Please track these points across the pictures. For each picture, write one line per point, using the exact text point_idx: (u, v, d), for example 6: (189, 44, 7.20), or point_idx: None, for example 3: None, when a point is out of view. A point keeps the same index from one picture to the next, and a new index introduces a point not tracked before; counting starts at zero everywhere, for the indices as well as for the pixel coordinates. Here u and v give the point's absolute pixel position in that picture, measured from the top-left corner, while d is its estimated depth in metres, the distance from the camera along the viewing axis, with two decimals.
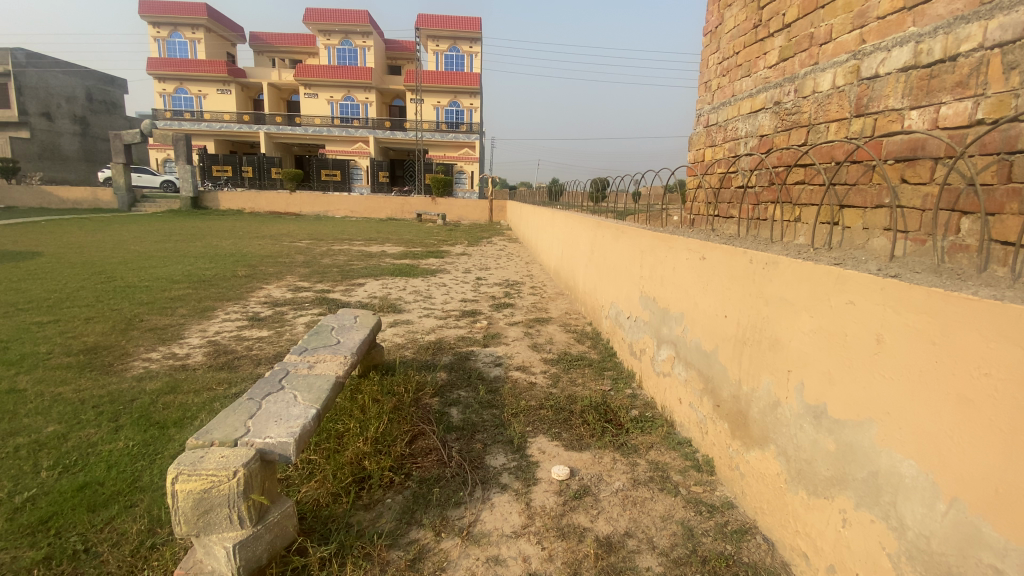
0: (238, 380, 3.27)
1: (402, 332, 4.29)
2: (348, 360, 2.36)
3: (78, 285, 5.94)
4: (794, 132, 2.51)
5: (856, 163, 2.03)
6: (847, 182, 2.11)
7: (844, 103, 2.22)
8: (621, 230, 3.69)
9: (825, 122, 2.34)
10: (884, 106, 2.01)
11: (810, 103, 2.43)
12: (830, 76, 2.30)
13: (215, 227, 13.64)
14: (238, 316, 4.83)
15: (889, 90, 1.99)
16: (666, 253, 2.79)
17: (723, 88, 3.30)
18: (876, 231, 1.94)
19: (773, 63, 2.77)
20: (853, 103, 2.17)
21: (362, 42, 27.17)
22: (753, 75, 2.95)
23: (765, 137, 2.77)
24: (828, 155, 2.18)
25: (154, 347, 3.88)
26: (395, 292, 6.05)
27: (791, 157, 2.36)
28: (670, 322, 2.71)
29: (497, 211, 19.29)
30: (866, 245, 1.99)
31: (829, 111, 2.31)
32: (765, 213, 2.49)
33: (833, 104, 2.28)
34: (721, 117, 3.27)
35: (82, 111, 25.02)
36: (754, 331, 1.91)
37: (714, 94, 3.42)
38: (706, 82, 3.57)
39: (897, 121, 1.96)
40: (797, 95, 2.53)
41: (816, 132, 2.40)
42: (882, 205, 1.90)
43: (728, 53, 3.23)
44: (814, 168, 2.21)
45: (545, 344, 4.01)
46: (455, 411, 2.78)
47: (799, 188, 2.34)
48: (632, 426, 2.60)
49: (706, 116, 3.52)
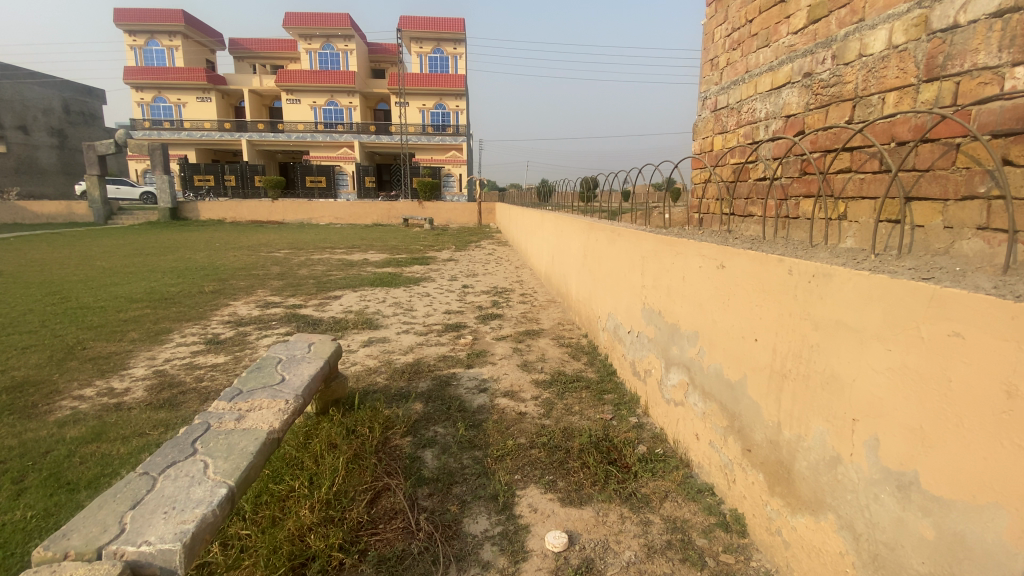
0: (177, 422, 2.78)
1: (376, 353, 3.83)
2: (290, 405, 1.91)
3: (26, 308, 5.41)
4: (835, 107, 2.11)
5: (934, 142, 1.64)
6: (915, 167, 1.73)
7: (907, 65, 1.82)
8: (617, 232, 3.27)
9: (878, 92, 1.95)
10: (972, 64, 1.61)
11: (856, 70, 2.03)
12: (884, 33, 1.90)
13: (191, 238, 13.07)
14: (194, 340, 4.33)
15: (978, 42, 1.59)
16: (672, 260, 2.36)
17: (734, 64, 2.89)
18: (965, 231, 1.55)
19: (800, 27, 2.35)
20: (922, 64, 1.77)
21: (345, 46, 26.70)
22: (774, 44, 2.54)
23: (794, 118, 2.36)
24: (887, 133, 1.78)
25: (91, 381, 3.37)
26: (373, 305, 5.57)
27: (830, 141, 1.94)
28: (680, 342, 2.29)
29: (485, 214, 18.86)
30: (947, 249, 1.59)
31: (884, 77, 1.91)
32: (796, 210, 2.07)
33: (890, 68, 1.88)
34: (734, 98, 2.86)
35: (58, 123, 24.27)
36: (798, 362, 1.49)
37: (724, 72, 3.00)
38: (711, 59, 3.16)
39: (993, 83, 1.55)
40: (836, 61, 2.12)
41: (866, 104, 2.00)
42: (975, 196, 1.52)
43: (740, 21, 2.81)
44: (865, 152, 1.80)
45: (536, 363, 3.57)
46: (430, 455, 2.34)
47: (841, 177, 1.93)
48: (641, 468, 2.17)
49: (714, 99, 3.10)
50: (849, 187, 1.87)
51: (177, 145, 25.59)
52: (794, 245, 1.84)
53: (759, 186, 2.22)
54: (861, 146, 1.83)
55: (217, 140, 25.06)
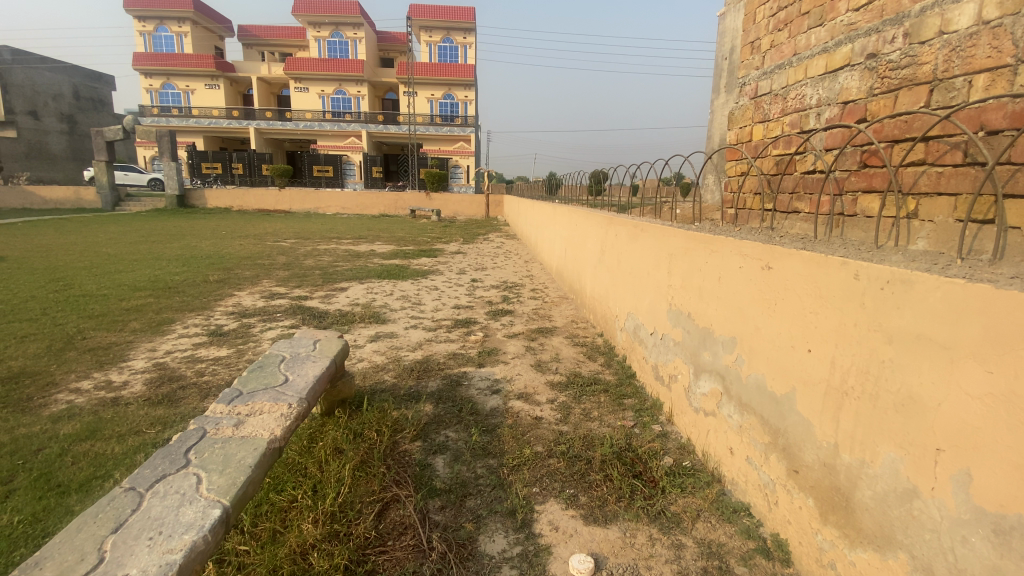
0: (175, 420, 2.64)
1: (383, 349, 3.69)
2: (294, 410, 1.77)
3: (29, 295, 5.31)
4: (904, 94, 1.79)
5: None
6: (1010, 160, 1.51)
7: (1000, 44, 1.48)
8: (640, 227, 3.10)
9: (962, 75, 1.61)
10: None
11: (933, 50, 1.69)
12: (971, 8, 1.56)
13: (199, 226, 13.00)
14: (197, 331, 4.20)
15: None
16: (706, 259, 2.19)
17: (780, 46, 2.54)
18: None
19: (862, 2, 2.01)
20: (1020, 43, 1.43)
21: (354, 34, 26.40)
22: (828, 24, 2.20)
23: (851, 105, 2.04)
24: (974, 122, 1.55)
25: (89, 373, 3.24)
26: (380, 298, 5.42)
27: (899, 130, 1.74)
28: (713, 348, 2.12)
29: (493, 206, 18.69)
30: None
31: (970, 58, 1.57)
32: (853, 207, 1.88)
33: (978, 48, 1.54)
34: (778, 84, 2.51)
35: (68, 109, 24.22)
36: (864, 378, 1.32)
37: (766, 55, 2.66)
38: (751, 43, 2.83)
39: None
40: (908, 41, 1.79)
41: (947, 89, 1.65)
42: None
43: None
44: (946, 143, 1.60)
45: (551, 363, 3.40)
46: (441, 462, 2.19)
47: (912, 171, 1.73)
48: (669, 483, 2.02)
49: (754, 84, 2.75)
50: (922, 181, 1.69)
51: (186, 133, 25.52)
52: (853, 246, 1.65)
53: (807, 179, 2.03)
54: (940, 136, 1.62)
55: (225, 127, 24.93)
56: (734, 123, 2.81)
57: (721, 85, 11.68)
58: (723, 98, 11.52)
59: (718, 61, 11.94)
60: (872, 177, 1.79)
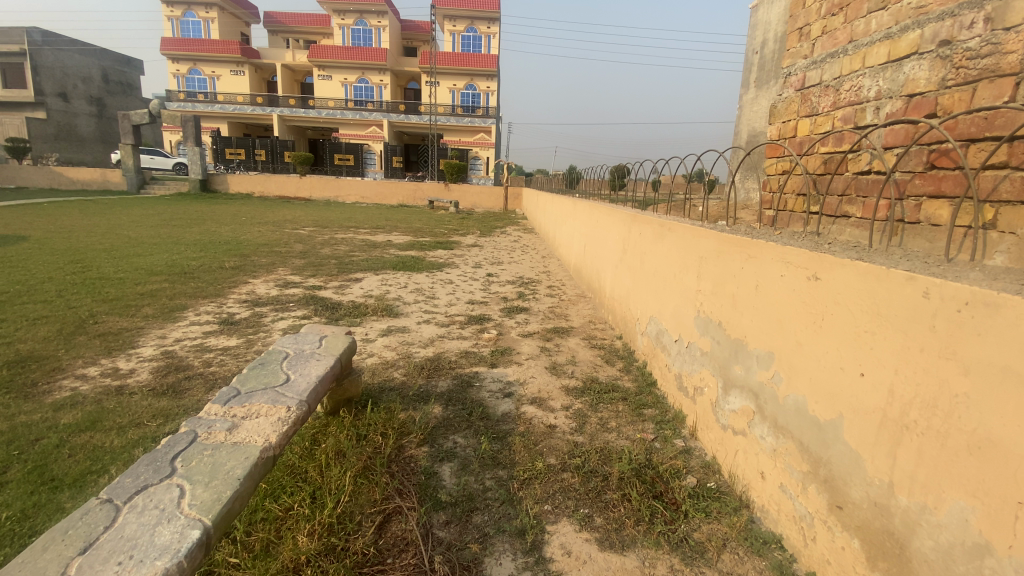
0: (177, 413, 2.56)
1: (394, 345, 3.58)
2: (293, 415, 1.66)
3: (47, 276, 5.34)
4: (983, 87, 1.56)
5: None
6: None
7: None
8: (666, 226, 2.93)
9: None
10: None
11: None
12: None
13: (219, 212, 13.11)
14: (208, 319, 4.14)
15: None
16: (742, 264, 2.02)
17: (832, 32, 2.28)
18: None
19: None
20: None
21: (377, 22, 26.31)
22: (891, 6, 1.94)
23: (917, 98, 1.80)
24: None
25: (97, 360, 3.20)
26: (394, 290, 5.32)
27: (977, 126, 1.55)
28: (745, 362, 1.96)
29: (512, 198, 18.52)
30: None
31: None
32: (918, 213, 1.69)
33: None
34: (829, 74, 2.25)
35: (98, 92, 24.65)
36: (930, 413, 1.16)
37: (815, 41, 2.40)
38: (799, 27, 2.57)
39: None
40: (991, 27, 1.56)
41: None
42: None
43: None
44: None
45: (566, 366, 3.25)
46: (448, 471, 2.06)
47: (992, 175, 1.54)
48: (692, 507, 1.86)
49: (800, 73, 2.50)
50: (1003, 188, 1.50)
51: (210, 118, 25.80)
52: (918, 258, 1.47)
53: (861, 180, 1.84)
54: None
55: (249, 113, 25.12)
56: (777, 116, 2.56)
57: (751, 80, 11.33)
58: (753, 93, 11.18)
59: (750, 55, 11.57)
60: (942, 180, 1.60)
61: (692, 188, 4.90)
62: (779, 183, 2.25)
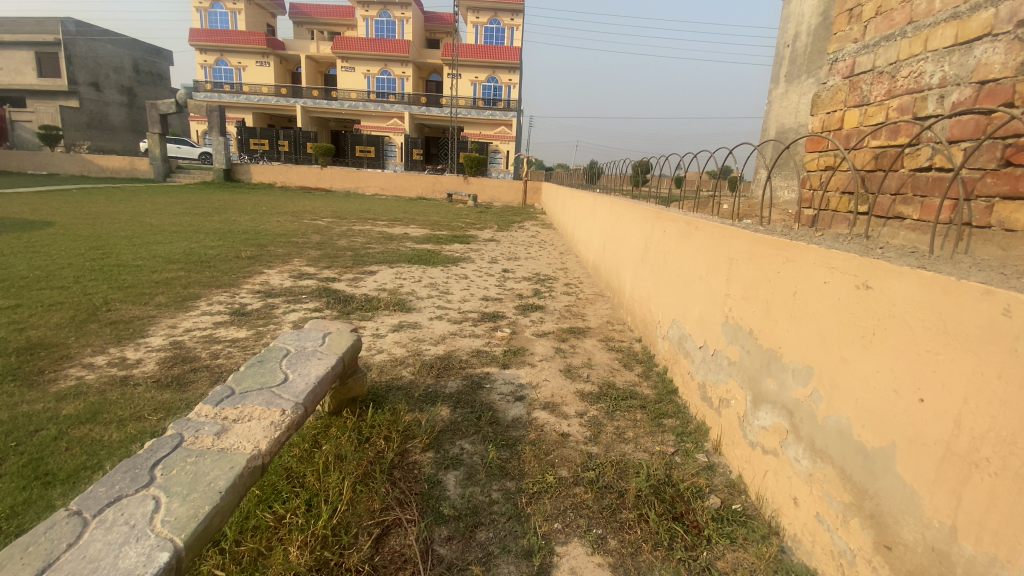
0: (180, 407, 2.50)
1: (405, 341, 3.47)
2: (288, 419, 1.55)
3: (67, 262, 5.39)
4: None
5: None
6: None
7: None
8: (693, 225, 2.76)
9: None
10: None
11: None
12: None
13: (241, 201, 13.22)
14: (220, 309, 4.09)
15: None
16: (778, 269, 1.86)
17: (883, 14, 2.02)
18: None
19: None
20: None
21: (401, 14, 26.23)
22: None
23: (990, 86, 1.56)
24: None
25: (105, 349, 3.17)
26: (407, 284, 5.22)
27: None
28: (779, 376, 1.80)
29: (531, 193, 18.33)
30: None
31: None
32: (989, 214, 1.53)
33: None
34: (879, 61, 2.00)
35: (128, 82, 25.14)
36: (1009, 451, 1.01)
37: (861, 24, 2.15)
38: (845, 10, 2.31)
39: None
40: None
41: None
42: None
43: None
44: None
45: (581, 369, 3.10)
46: (453, 481, 1.94)
47: None
48: (715, 531, 1.71)
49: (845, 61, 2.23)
50: None
51: (235, 108, 26.12)
52: (989, 268, 1.28)
53: (920, 178, 1.66)
54: None
55: (273, 104, 25.36)
56: (818, 108, 2.33)
57: (781, 74, 10.93)
58: (783, 88, 10.77)
59: (780, 48, 11.15)
60: (1020, 178, 1.44)
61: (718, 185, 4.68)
62: (820, 181, 2.06)
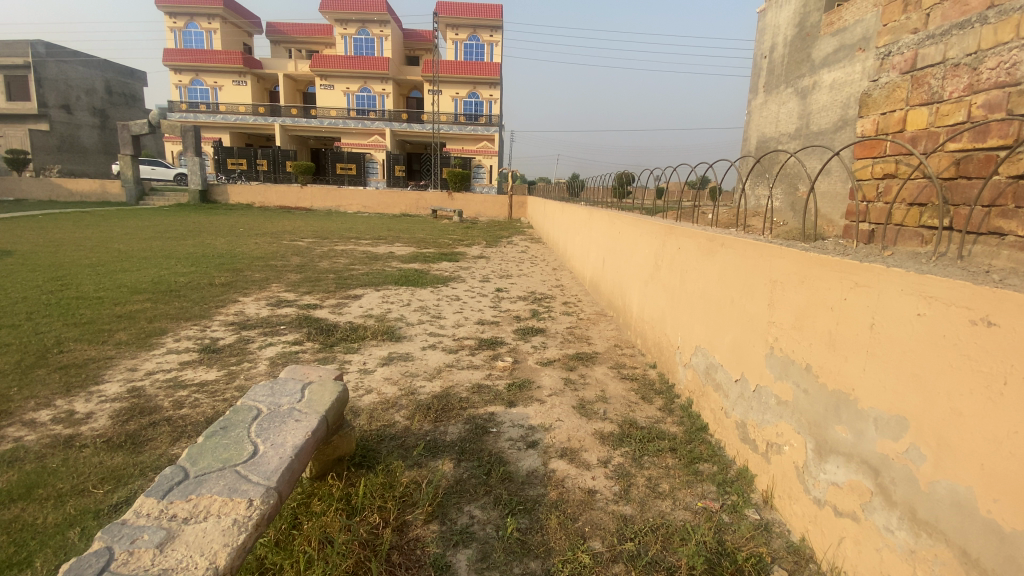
0: (133, 473, 2.11)
1: (396, 377, 3.11)
2: (257, 514, 1.21)
3: (21, 296, 4.92)
4: None
5: None
6: None
7: None
8: (718, 241, 2.48)
9: None
10: None
11: None
12: None
13: (218, 223, 12.72)
14: (188, 346, 3.69)
15: None
16: (842, 296, 1.58)
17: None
18: None
19: None
20: None
21: (379, 31, 26.07)
22: None
23: None
24: None
25: (52, 401, 2.75)
26: (395, 309, 4.86)
27: None
28: (854, 424, 1.51)
29: (516, 207, 18.12)
30: None
31: None
32: None
33: None
34: (945, 53, 1.73)
35: (100, 104, 24.44)
36: None
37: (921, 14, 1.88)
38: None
39: None
40: None
41: None
42: None
43: None
44: None
45: (597, 404, 2.78)
46: (465, 565, 1.59)
47: None
48: None
49: (899, 56, 1.95)
50: None
51: (211, 128, 25.55)
52: None
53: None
54: None
55: (251, 124, 24.90)
56: (870, 108, 2.06)
57: (760, 85, 10.94)
58: (762, 98, 10.76)
59: (757, 59, 11.19)
60: None
61: (699, 196, 4.41)
62: (889, 191, 1.83)
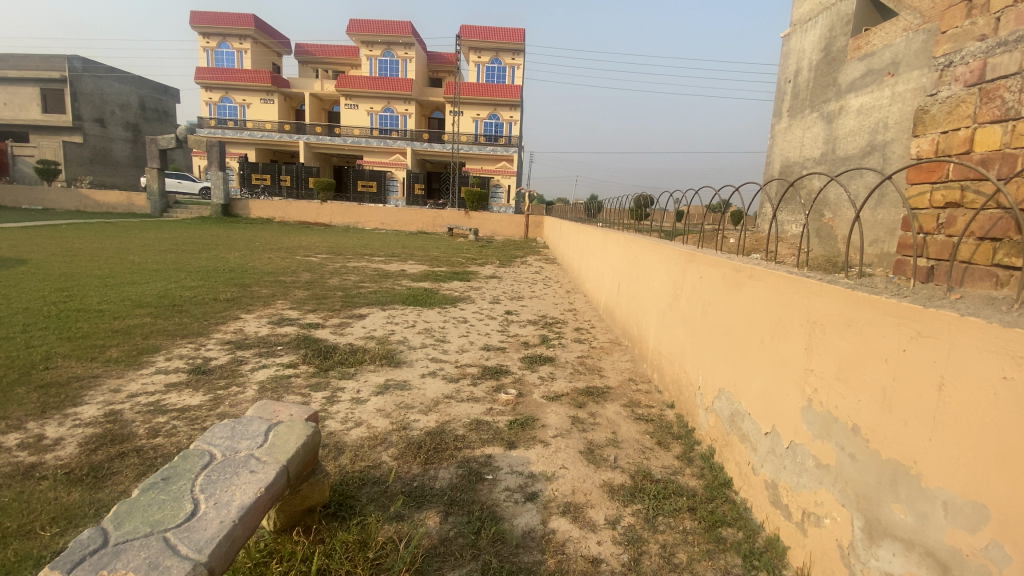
0: (85, 514, 1.90)
1: (389, 409, 2.88)
2: None
3: (24, 306, 4.85)
4: None
5: None
6: None
7: None
8: (746, 272, 2.23)
9: None
10: None
11: None
12: None
13: (235, 236, 12.78)
14: (178, 366, 3.53)
15: None
16: (900, 346, 1.32)
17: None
18: None
19: None
20: None
21: (404, 53, 26.56)
22: None
23: None
24: None
25: (23, 424, 2.58)
26: (399, 331, 4.65)
27: None
28: (915, 505, 1.24)
29: (532, 226, 17.99)
30: None
31: None
32: None
33: None
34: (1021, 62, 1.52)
35: (133, 119, 25.22)
36: None
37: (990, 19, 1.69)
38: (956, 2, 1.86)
39: None
40: None
41: None
42: None
43: None
44: None
45: (606, 449, 2.51)
46: None
47: None
48: None
49: (965, 66, 1.75)
50: None
51: (237, 144, 26.14)
52: None
53: None
54: None
55: (275, 140, 25.42)
56: (929, 124, 1.84)
57: (783, 109, 10.68)
58: (786, 122, 10.50)
59: (781, 83, 10.96)
60: None
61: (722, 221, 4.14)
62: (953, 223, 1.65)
